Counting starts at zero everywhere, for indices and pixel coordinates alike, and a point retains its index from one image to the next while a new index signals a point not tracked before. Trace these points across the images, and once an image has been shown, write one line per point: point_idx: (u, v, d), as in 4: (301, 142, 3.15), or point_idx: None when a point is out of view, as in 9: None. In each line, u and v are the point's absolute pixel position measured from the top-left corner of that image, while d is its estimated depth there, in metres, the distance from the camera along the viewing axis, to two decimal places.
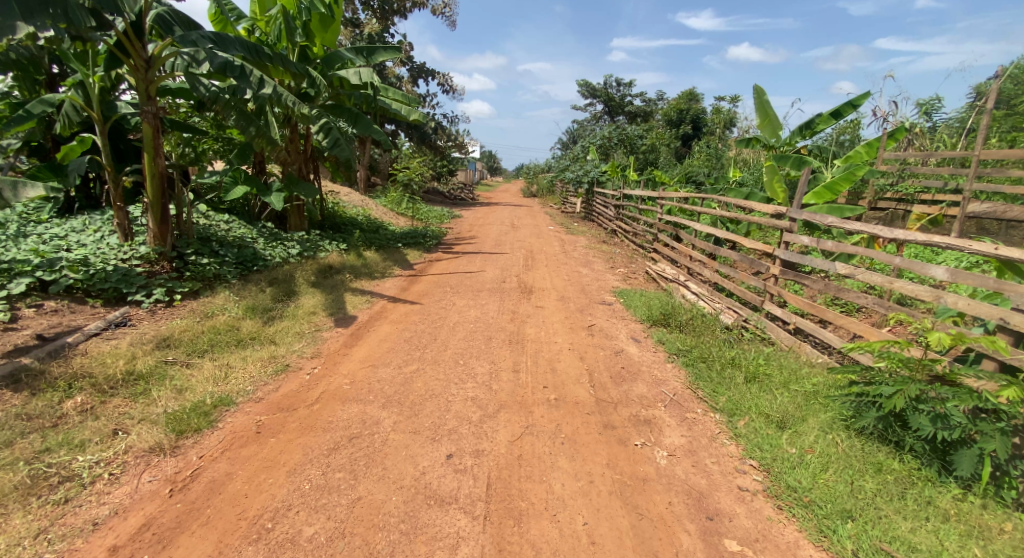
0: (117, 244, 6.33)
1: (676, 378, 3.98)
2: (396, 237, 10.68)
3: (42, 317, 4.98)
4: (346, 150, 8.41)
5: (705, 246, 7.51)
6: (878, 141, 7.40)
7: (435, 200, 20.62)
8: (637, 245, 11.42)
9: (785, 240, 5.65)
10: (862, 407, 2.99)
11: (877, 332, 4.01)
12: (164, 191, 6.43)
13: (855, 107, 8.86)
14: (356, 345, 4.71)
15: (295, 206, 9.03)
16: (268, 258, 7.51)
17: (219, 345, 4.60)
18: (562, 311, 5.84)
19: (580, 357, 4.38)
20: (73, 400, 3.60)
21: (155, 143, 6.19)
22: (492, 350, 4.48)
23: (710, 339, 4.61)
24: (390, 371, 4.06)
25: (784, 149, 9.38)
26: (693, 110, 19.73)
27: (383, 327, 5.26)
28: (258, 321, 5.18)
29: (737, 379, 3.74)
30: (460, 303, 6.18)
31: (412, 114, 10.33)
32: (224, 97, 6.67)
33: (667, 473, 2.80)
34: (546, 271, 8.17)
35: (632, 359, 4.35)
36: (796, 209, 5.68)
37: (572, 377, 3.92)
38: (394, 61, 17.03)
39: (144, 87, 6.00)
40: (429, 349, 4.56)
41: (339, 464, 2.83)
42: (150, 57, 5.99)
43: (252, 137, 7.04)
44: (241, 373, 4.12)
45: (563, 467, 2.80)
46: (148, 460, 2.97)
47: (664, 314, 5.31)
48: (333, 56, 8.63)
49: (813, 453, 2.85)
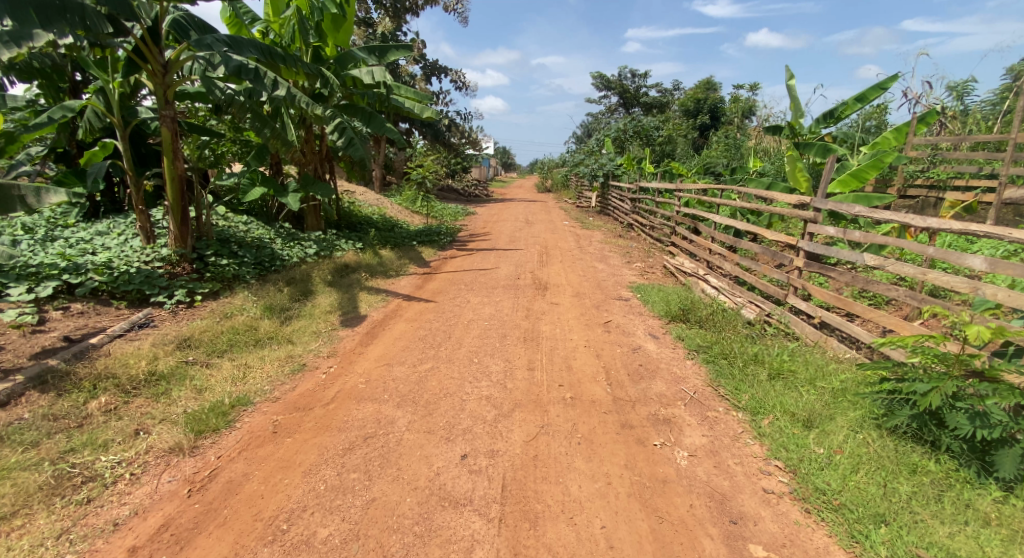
0: (140, 247, 6.42)
1: (696, 375, 3.89)
2: (411, 235, 10.71)
3: (68, 319, 5.07)
4: (360, 149, 8.45)
5: (725, 240, 7.36)
6: (906, 128, 7.18)
7: (450, 198, 20.62)
8: (654, 239, 11.27)
9: (810, 232, 5.52)
10: (895, 405, 2.88)
11: (909, 326, 3.88)
12: (183, 193, 6.50)
13: (881, 92, 8.60)
14: (371, 343, 4.71)
15: (312, 205, 9.09)
16: (286, 258, 7.59)
17: (238, 344, 4.64)
18: (578, 307, 5.76)
19: (596, 354, 4.30)
20: (97, 401, 3.66)
21: (174, 147, 6.25)
22: (507, 348, 4.42)
23: (730, 335, 4.49)
24: (405, 370, 4.03)
25: (807, 137, 9.16)
26: (710, 100, 19.34)
27: (398, 325, 5.24)
28: (275, 321, 5.21)
29: (760, 376, 3.66)
30: (474, 300, 6.15)
31: (425, 112, 10.34)
32: (239, 99, 6.73)
33: (688, 474, 2.70)
34: (561, 267, 8.09)
35: (651, 356, 4.27)
36: (822, 199, 5.55)
37: (589, 375, 3.84)
38: (407, 59, 17.05)
39: (162, 92, 6.06)
40: (444, 347, 4.52)
41: (354, 465, 2.79)
42: (167, 61, 6.05)
43: (267, 139, 7.22)
44: (259, 373, 4.13)
45: (581, 468, 2.73)
46: (167, 459, 2.97)
47: (683, 309, 5.19)
48: (346, 56, 8.71)
49: (843, 454, 2.73)
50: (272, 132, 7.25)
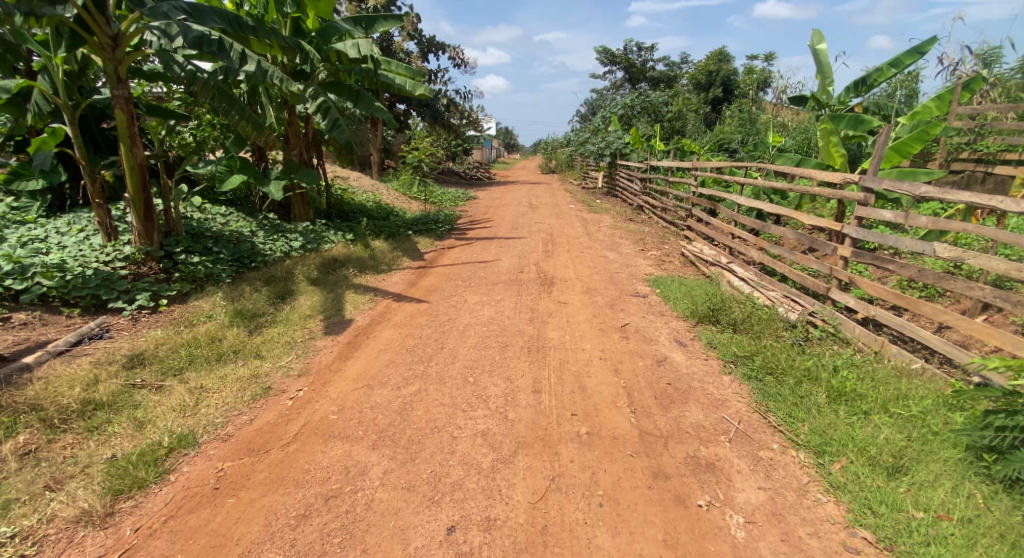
0: (100, 245, 5.75)
1: (738, 397, 3.23)
2: (407, 224, 10.01)
3: (10, 332, 4.46)
4: (346, 131, 7.78)
5: (751, 223, 6.65)
6: (951, 95, 6.39)
7: (451, 181, 19.80)
8: (666, 222, 10.53)
9: (859, 215, 4.82)
10: (1008, 447, 2.28)
11: (1012, 338, 3.32)
12: (146, 182, 5.82)
13: (920, 56, 7.75)
14: (351, 357, 4.03)
15: (298, 194, 8.41)
16: (268, 253, 6.93)
17: (198, 361, 4.00)
18: (589, 306, 5.07)
19: (614, 369, 3.62)
20: (14, 441, 3.01)
21: (130, 132, 5.56)
22: (508, 363, 3.74)
23: (773, 344, 3.79)
24: (387, 394, 3.36)
25: (836, 108, 8.38)
26: (722, 72, 18.34)
27: (385, 332, 4.57)
28: (244, 330, 4.54)
29: (819, 400, 3.04)
30: (473, 299, 5.49)
31: (418, 89, 9.58)
32: (202, 76, 5.93)
33: (749, 555, 2.06)
34: (569, 258, 7.38)
35: (680, 372, 3.59)
36: (873, 176, 4.78)
37: (608, 399, 3.17)
38: (402, 35, 16.17)
39: (114, 69, 5.35)
40: (435, 360, 3.87)
41: (308, 544, 2.16)
42: (117, 34, 5.33)
43: (237, 122, 6.28)
44: (214, 399, 3.47)
45: (606, 548, 2.08)
46: (73, 533, 2.33)
47: (712, 309, 4.52)
48: (329, 28, 8.07)
49: (953, 521, 2.12)
50: (242, 114, 6.31)
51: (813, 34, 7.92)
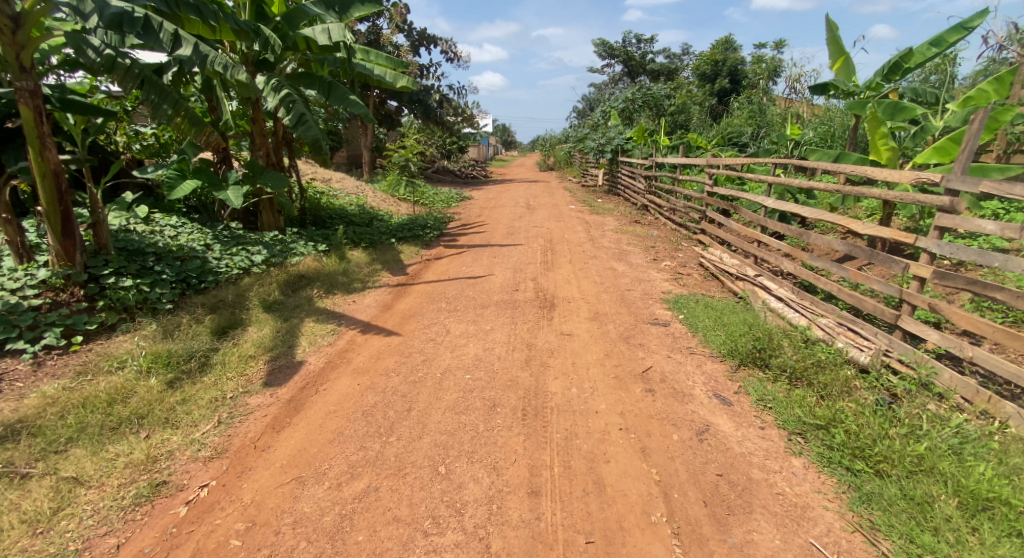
0: (9, 269, 4.72)
1: (824, 502, 2.26)
2: (391, 230, 8.98)
3: None
4: (314, 129, 6.72)
5: (781, 228, 5.60)
6: (1014, 76, 5.32)
7: (445, 179, 18.76)
8: (675, 225, 9.49)
9: (939, 225, 3.76)
10: None
11: None
12: (62, 193, 4.74)
13: (965, 32, 6.75)
14: (288, 426, 3.04)
15: (266, 200, 7.39)
16: (222, 269, 5.92)
17: (88, 432, 2.99)
18: (598, 340, 4.07)
19: (641, 448, 2.63)
20: None
21: (40, 133, 4.44)
22: (496, 438, 2.74)
23: (852, 407, 2.77)
24: (321, 497, 2.39)
25: (866, 95, 7.38)
26: (729, 61, 17.33)
27: (340, 383, 3.56)
28: (161, 382, 3.51)
29: (949, 510, 2.09)
30: (457, 329, 4.50)
31: (399, 80, 8.29)
32: (124, 62, 4.94)
33: None
34: (571, 271, 6.37)
35: (733, 451, 2.59)
36: (959, 177, 3.70)
37: (636, 512, 2.22)
38: (390, 27, 15.18)
39: (14, 55, 4.21)
40: (394, 433, 2.86)
41: None
42: (18, 13, 4.21)
43: (169, 118, 5.28)
44: (87, 502, 2.47)
45: None
46: None
47: (759, 349, 3.52)
48: (296, 11, 6.91)
49: None
50: (176, 108, 5.31)
51: (831, 17, 6.99)
